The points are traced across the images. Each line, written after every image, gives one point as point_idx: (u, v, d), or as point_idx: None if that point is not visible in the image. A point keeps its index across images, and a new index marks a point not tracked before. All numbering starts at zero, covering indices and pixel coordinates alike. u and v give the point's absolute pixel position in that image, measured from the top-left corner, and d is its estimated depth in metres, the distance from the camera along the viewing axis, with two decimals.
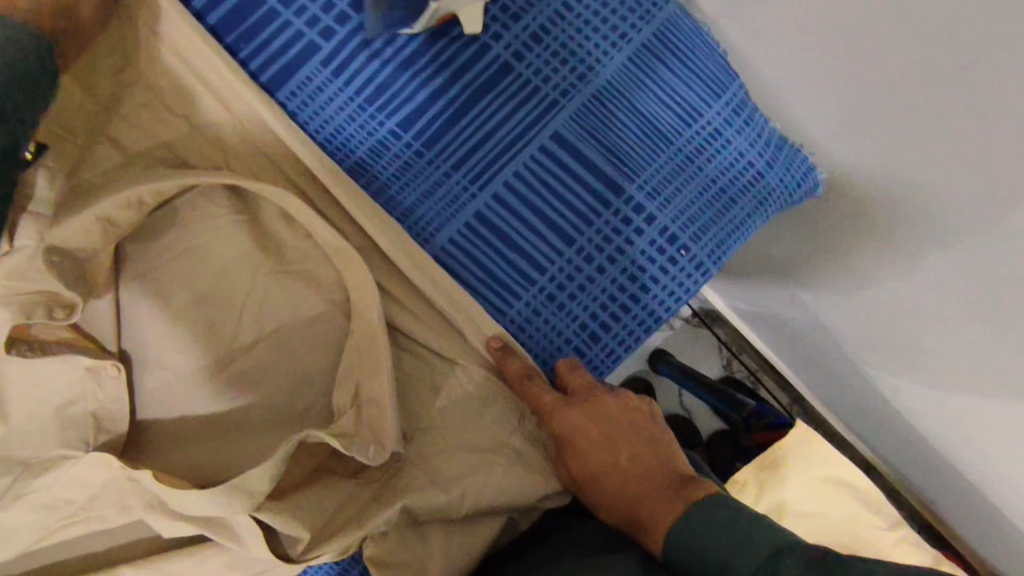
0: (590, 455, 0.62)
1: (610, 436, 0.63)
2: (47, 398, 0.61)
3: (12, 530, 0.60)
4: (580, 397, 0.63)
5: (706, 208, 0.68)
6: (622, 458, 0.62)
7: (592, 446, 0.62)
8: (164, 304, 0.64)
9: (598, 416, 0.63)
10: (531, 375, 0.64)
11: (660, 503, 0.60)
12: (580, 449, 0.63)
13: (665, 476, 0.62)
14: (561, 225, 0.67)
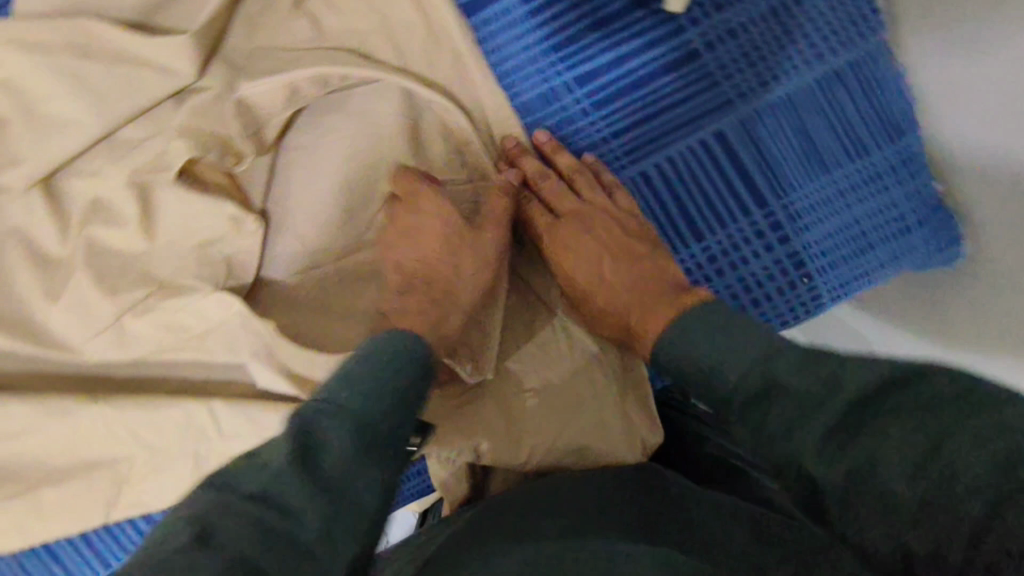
0: (580, 262, 0.63)
1: (620, 243, 0.63)
2: (192, 232, 0.66)
3: (132, 338, 0.67)
4: (572, 216, 0.64)
5: (842, 247, 0.68)
6: (612, 273, 0.62)
7: (584, 258, 0.63)
8: (314, 180, 0.68)
9: (608, 228, 0.64)
10: (575, 173, 0.66)
11: (637, 307, 0.59)
12: (594, 227, 0.64)
13: (640, 280, 0.61)
14: (696, 220, 0.68)
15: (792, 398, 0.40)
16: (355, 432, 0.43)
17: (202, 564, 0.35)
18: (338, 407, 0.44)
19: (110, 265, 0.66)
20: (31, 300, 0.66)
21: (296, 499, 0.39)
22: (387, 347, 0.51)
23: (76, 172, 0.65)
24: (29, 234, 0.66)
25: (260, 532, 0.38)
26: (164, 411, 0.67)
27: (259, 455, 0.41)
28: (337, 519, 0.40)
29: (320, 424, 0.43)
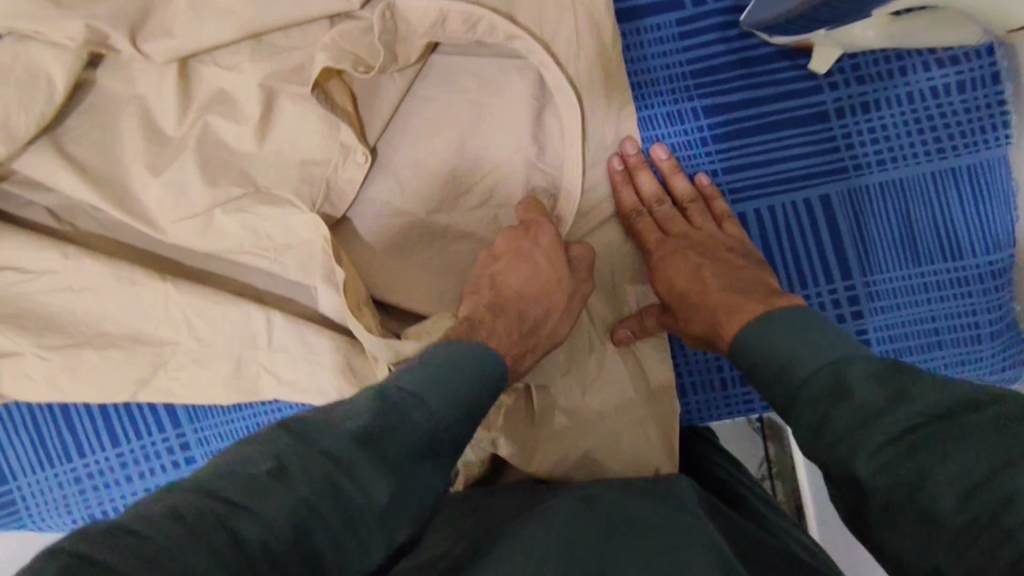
0: (678, 267, 0.64)
1: (724, 257, 0.64)
2: (300, 147, 0.68)
3: (215, 231, 0.68)
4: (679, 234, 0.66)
5: (910, 338, 0.69)
6: (708, 275, 0.62)
7: (681, 262, 0.64)
8: (429, 133, 0.70)
9: (715, 245, 0.65)
10: (689, 199, 0.68)
11: (724, 309, 0.58)
12: (698, 243, 0.65)
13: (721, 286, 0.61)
14: (778, 273, 0.69)
15: (862, 407, 0.42)
16: (428, 436, 0.44)
17: (281, 485, 0.38)
18: (424, 413, 0.45)
19: (216, 155, 0.68)
20: (132, 167, 0.67)
21: (368, 464, 0.40)
22: (460, 361, 0.50)
23: (212, 59, 0.66)
24: (150, 105, 0.67)
25: (325, 483, 0.39)
26: (224, 309, 0.67)
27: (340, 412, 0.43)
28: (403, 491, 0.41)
29: (406, 413, 0.44)
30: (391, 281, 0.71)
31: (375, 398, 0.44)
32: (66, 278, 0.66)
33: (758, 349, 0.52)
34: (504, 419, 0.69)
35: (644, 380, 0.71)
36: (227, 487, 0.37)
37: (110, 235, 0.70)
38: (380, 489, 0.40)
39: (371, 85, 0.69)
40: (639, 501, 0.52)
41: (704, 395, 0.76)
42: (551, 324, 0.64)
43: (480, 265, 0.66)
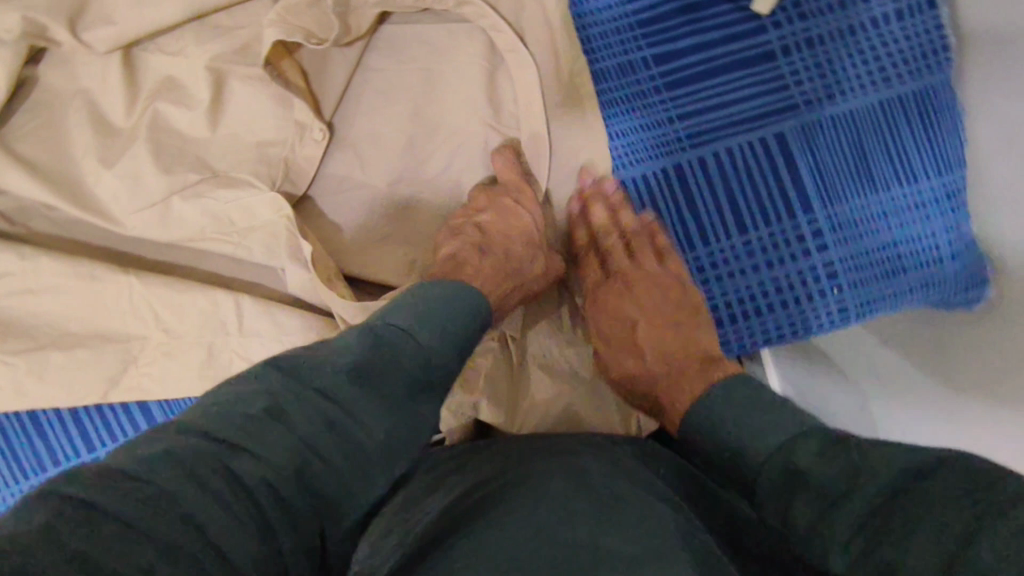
0: (613, 317, 0.69)
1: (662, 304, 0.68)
2: (254, 129, 0.67)
3: (175, 220, 0.67)
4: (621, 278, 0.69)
5: (875, 266, 0.70)
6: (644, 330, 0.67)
7: (615, 310, 0.69)
8: (381, 106, 0.70)
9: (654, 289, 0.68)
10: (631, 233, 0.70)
11: (671, 389, 0.63)
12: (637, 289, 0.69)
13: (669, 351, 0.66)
14: (742, 213, 0.70)
15: (815, 490, 0.44)
16: (419, 371, 0.50)
17: (278, 430, 0.42)
18: (415, 346, 0.51)
19: (169, 143, 0.67)
20: (83, 161, 0.66)
21: (363, 406, 0.46)
22: (448, 290, 0.58)
23: (157, 46, 0.66)
24: (97, 99, 0.66)
25: (325, 424, 0.44)
26: (191, 297, 0.66)
27: (335, 354, 0.48)
28: (394, 431, 0.47)
29: (401, 351, 0.50)
30: (362, 256, 0.71)
31: (375, 334, 0.50)
32: (24, 280, 0.65)
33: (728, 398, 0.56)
34: (484, 380, 0.69)
35: None
36: (224, 434, 0.41)
37: (67, 233, 0.69)
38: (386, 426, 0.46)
39: (325, 59, 0.68)
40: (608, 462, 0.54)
41: None
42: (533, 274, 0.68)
43: (464, 216, 0.69)
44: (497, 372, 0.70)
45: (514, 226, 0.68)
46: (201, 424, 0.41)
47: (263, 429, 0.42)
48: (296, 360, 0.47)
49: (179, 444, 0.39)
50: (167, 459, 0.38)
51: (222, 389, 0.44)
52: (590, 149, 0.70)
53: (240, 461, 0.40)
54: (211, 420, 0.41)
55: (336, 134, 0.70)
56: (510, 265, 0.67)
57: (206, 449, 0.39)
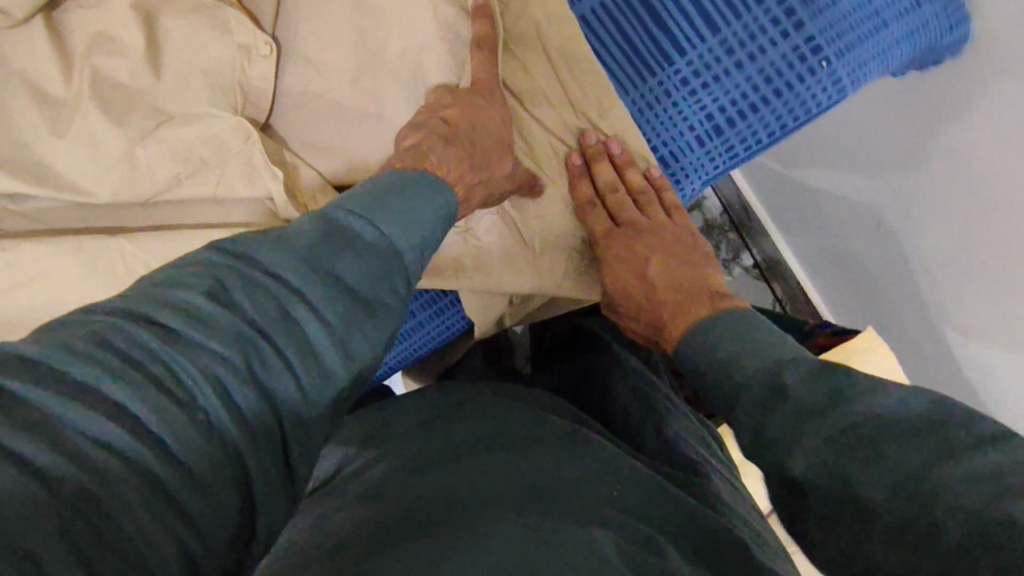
0: (623, 269, 0.70)
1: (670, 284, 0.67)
2: (199, 60, 0.64)
3: (145, 174, 0.64)
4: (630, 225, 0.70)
5: (857, 26, 0.67)
6: (653, 275, 0.68)
7: (623, 267, 0.70)
8: (321, 5, 0.67)
9: (659, 245, 0.70)
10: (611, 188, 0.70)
11: (679, 313, 0.64)
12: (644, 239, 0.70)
13: (666, 301, 0.67)
14: (709, 12, 0.68)
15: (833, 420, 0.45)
16: (378, 262, 0.47)
17: (222, 319, 0.40)
18: (375, 234, 0.48)
19: (116, 98, 0.64)
20: (30, 139, 0.62)
21: (321, 291, 0.44)
22: (414, 189, 0.54)
23: (76, 3, 0.63)
24: (27, 73, 0.62)
25: (280, 313, 0.42)
26: (186, 245, 0.64)
27: (290, 239, 0.46)
28: (353, 318, 0.45)
29: (353, 232, 0.47)
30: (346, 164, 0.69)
31: (321, 223, 0.47)
32: (9, 273, 0.62)
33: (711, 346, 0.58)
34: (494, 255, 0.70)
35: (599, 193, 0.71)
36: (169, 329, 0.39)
37: (37, 222, 0.65)
38: None
39: None
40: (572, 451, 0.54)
41: (685, 161, 0.72)
42: (498, 173, 0.64)
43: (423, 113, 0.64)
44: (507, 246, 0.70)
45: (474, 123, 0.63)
46: (138, 303, 0.40)
47: (204, 318, 0.40)
48: (243, 245, 0.45)
49: (116, 327, 0.37)
50: (107, 350, 0.36)
51: (167, 272, 0.43)
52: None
53: (178, 357, 0.38)
54: (150, 301, 0.40)
55: (281, 46, 0.67)
56: (476, 155, 0.62)
57: (139, 335, 0.38)
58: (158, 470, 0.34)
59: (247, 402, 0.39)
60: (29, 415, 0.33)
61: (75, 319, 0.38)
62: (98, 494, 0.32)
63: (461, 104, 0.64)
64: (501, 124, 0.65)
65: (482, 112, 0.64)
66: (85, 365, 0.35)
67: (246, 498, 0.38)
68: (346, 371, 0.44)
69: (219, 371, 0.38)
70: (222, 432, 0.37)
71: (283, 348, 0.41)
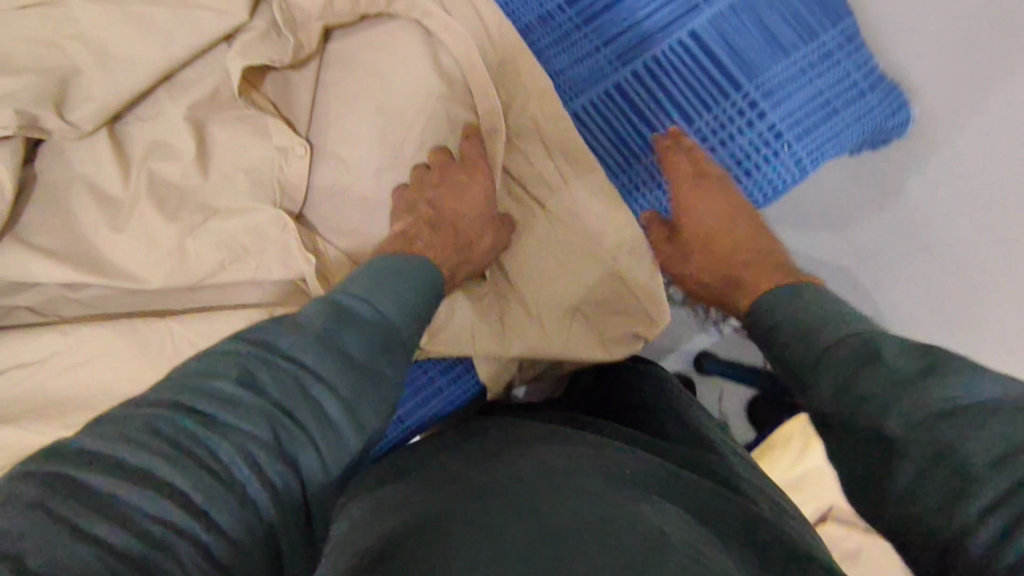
0: (711, 205, 0.75)
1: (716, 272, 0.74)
2: (241, 160, 0.73)
3: (193, 261, 0.72)
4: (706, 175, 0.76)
5: (811, 116, 0.79)
6: (713, 209, 0.75)
7: (714, 202, 0.75)
8: (347, 113, 0.76)
9: (726, 183, 0.76)
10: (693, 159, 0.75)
11: (753, 277, 0.70)
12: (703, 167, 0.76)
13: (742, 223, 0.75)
14: (684, 108, 0.79)
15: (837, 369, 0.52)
16: (379, 336, 0.52)
17: (247, 397, 0.45)
18: (373, 311, 0.53)
19: (170, 197, 0.72)
20: (95, 234, 0.71)
21: (331, 367, 0.49)
22: (404, 267, 0.61)
23: (137, 116, 0.72)
24: (93, 179, 0.72)
25: (299, 389, 0.47)
26: (228, 323, 0.71)
27: (301, 321, 0.51)
28: (361, 390, 0.50)
29: (357, 317, 0.52)
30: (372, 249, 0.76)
31: (329, 306, 0.53)
32: (70, 354, 0.69)
33: (804, 310, 0.60)
34: (502, 322, 0.77)
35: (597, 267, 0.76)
36: (202, 405, 0.44)
37: (96, 307, 0.73)
38: None
39: (287, 86, 0.75)
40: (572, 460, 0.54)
41: (672, 234, 0.80)
42: (477, 253, 0.74)
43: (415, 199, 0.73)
44: (514, 316, 0.77)
45: (461, 210, 0.73)
46: (176, 390, 0.45)
47: (235, 400, 0.45)
48: (263, 333, 0.50)
49: (160, 415, 0.43)
50: (151, 436, 0.42)
51: (199, 358, 0.48)
52: (539, 97, 0.78)
53: (215, 437, 0.43)
54: (187, 388, 0.45)
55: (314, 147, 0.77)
56: (458, 239, 0.72)
57: (181, 419, 0.43)
58: (204, 538, 0.40)
59: (278, 470, 0.45)
60: (95, 501, 0.39)
61: (120, 412, 0.44)
62: (157, 560, 0.38)
63: (446, 193, 0.72)
64: (481, 208, 0.74)
65: (466, 200, 0.73)
66: (133, 448, 0.41)
67: (267, 555, 0.44)
68: (359, 436, 0.49)
69: (248, 444, 0.44)
70: (246, 496, 0.43)
71: (303, 419, 0.47)
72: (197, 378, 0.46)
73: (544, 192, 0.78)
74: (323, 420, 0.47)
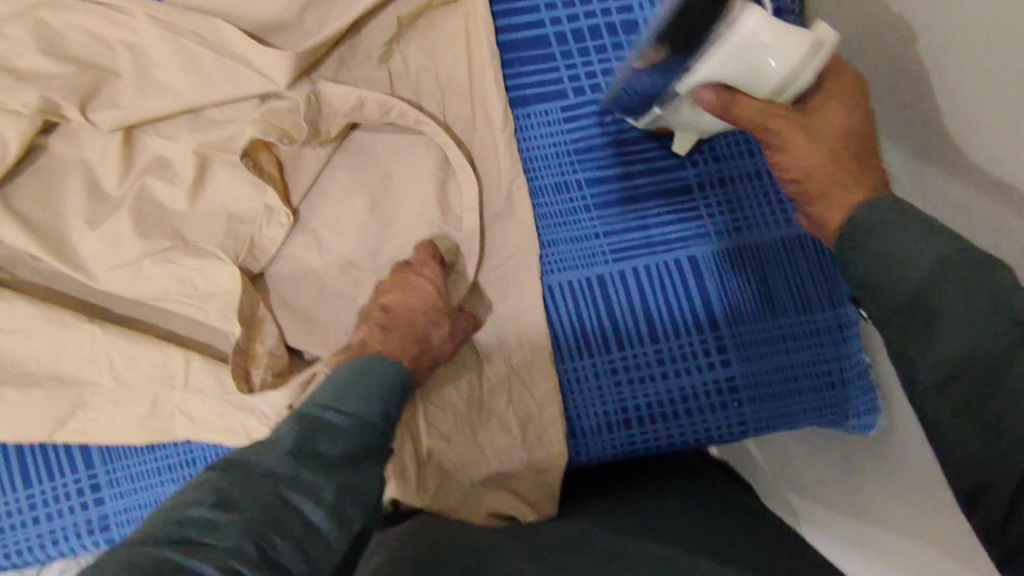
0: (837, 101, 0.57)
1: (824, 150, 0.56)
2: (228, 204, 0.76)
3: (144, 278, 0.74)
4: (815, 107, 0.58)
5: (773, 384, 0.77)
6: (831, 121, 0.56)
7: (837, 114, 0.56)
8: (341, 200, 0.78)
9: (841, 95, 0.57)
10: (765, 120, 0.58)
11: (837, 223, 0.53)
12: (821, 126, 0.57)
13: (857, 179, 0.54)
14: (654, 326, 0.77)
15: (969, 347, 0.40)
16: (357, 437, 0.56)
17: (229, 520, 0.46)
18: (349, 419, 0.57)
19: (150, 213, 0.75)
20: (71, 220, 0.75)
21: (310, 474, 0.51)
22: (372, 369, 0.63)
23: (155, 130, 0.76)
24: (94, 169, 0.76)
25: (279, 501, 0.48)
26: (145, 350, 0.73)
27: (277, 441, 0.53)
28: (347, 491, 0.52)
29: (333, 425, 0.55)
30: (309, 331, 0.77)
31: (301, 415, 0.56)
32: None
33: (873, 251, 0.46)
34: (410, 449, 0.74)
35: (514, 439, 0.76)
36: (188, 535, 0.44)
37: (45, 282, 0.76)
38: (329, 492, 0.51)
39: (297, 154, 0.77)
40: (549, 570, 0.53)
41: (593, 438, 0.78)
42: (438, 343, 0.72)
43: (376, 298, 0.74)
44: (416, 449, 0.75)
45: (423, 303, 0.72)
46: (162, 528, 0.44)
47: (214, 523, 0.45)
48: (236, 454, 0.51)
49: (138, 551, 0.42)
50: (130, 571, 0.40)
51: (176, 495, 0.48)
52: (523, 260, 0.77)
53: (198, 563, 0.43)
54: (179, 525, 0.45)
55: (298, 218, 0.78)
56: (418, 331, 0.70)
57: (169, 555, 0.42)
58: None
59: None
60: None
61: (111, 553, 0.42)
62: None
63: (402, 291, 0.73)
64: (441, 300, 0.73)
65: (428, 295, 0.73)
66: None
67: None
68: (346, 541, 0.50)
69: (238, 567, 0.44)
70: None
71: (286, 531, 0.47)
72: (168, 521, 0.45)
73: (489, 347, 0.78)
74: (311, 525, 0.48)
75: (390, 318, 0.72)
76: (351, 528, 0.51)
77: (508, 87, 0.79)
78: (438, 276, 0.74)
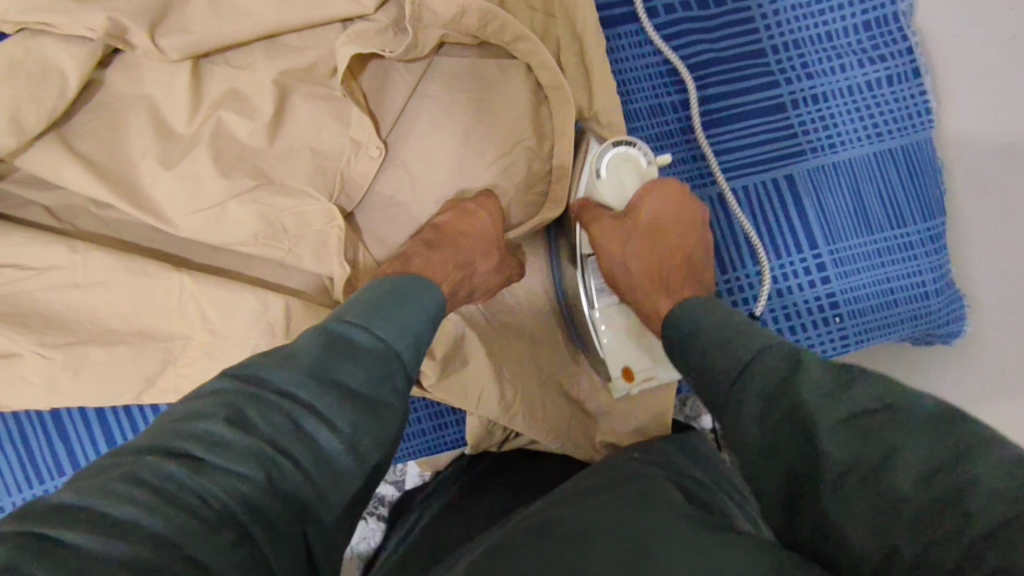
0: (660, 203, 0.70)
1: (655, 265, 0.69)
2: (312, 139, 0.70)
3: (230, 223, 0.69)
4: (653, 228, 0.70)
5: (870, 297, 0.78)
6: (630, 252, 0.70)
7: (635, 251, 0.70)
8: (432, 131, 0.74)
9: (667, 224, 0.71)
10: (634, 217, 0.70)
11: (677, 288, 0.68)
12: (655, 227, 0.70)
13: (660, 270, 0.69)
14: (757, 247, 0.78)
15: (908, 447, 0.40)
16: (378, 367, 0.52)
17: (237, 438, 0.44)
18: (375, 342, 0.53)
19: (229, 150, 0.69)
20: (140, 161, 0.68)
21: (328, 404, 0.48)
22: (407, 293, 0.59)
23: (225, 59, 0.69)
24: (158, 104, 0.68)
25: (293, 428, 0.46)
26: (239, 300, 0.67)
27: (295, 356, 0.50)
28: (361, 423, 0.50)
29: (358, 347, 0.52)
30: None
31: (324, 333, 0.52)
32: (73, 273, 0.65)
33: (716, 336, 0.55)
34: (526, 387, 0.73)
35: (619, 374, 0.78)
36: (189, 448, 0.43)
37: (116, 234, 0.70)
38: (343, 424, 0.48)
39: (382, 81, 0.72)
40: (608, 489, 0.52)
41: None
42: (482, 271, 0.71)
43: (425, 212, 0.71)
44: (530, 384, 0.74)
45: (471, 230, 0.69)
46: (162, 437, 0.43)
47: (222, 442, 0.43)
48: (253, 368, 0.49)
49: (141, 461, 0.41)
50: (131, 487, 0.39)
51: (190, 402, 0.47)
52: None
53: (205, 483, 0.41)
54: (176, 435, 0.43)
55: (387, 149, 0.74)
56: (460, 257, 0.68)
57: (167, 467, 0.41)
58: None
59: (277, 510, 0.43)
60: (74, 560, 0.35)
61: (107, 459, 0.41)
62: None
63: (457, 216, 0.70)
64: (491, 225, 0.70)
65: (480, 222, 0.70)
66: (116, 502, 0.38)
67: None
68: (358, 471, 0.49)
69: (240, 487, 0.42)
70: (246, 537, 0.41)
71: (297, 461, 0.45)
72: (174, 429, 0.43)
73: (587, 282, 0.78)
74: (320, 457, 0.46)
75: (440, 237, 0.69)
76: (362, 467, 0.49)
77: (601, 7, 0.77)
78: (494, 206, 0.72)
